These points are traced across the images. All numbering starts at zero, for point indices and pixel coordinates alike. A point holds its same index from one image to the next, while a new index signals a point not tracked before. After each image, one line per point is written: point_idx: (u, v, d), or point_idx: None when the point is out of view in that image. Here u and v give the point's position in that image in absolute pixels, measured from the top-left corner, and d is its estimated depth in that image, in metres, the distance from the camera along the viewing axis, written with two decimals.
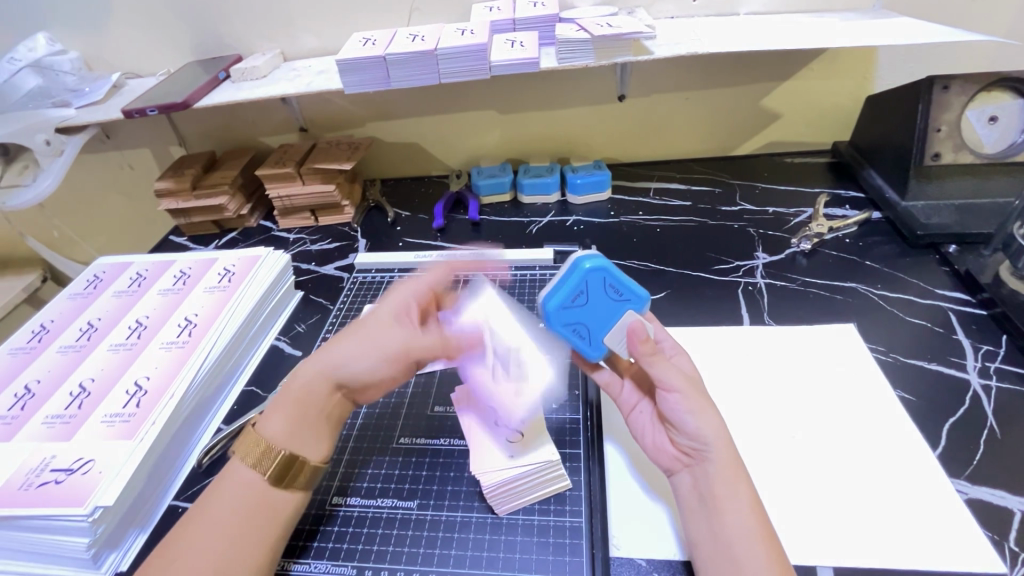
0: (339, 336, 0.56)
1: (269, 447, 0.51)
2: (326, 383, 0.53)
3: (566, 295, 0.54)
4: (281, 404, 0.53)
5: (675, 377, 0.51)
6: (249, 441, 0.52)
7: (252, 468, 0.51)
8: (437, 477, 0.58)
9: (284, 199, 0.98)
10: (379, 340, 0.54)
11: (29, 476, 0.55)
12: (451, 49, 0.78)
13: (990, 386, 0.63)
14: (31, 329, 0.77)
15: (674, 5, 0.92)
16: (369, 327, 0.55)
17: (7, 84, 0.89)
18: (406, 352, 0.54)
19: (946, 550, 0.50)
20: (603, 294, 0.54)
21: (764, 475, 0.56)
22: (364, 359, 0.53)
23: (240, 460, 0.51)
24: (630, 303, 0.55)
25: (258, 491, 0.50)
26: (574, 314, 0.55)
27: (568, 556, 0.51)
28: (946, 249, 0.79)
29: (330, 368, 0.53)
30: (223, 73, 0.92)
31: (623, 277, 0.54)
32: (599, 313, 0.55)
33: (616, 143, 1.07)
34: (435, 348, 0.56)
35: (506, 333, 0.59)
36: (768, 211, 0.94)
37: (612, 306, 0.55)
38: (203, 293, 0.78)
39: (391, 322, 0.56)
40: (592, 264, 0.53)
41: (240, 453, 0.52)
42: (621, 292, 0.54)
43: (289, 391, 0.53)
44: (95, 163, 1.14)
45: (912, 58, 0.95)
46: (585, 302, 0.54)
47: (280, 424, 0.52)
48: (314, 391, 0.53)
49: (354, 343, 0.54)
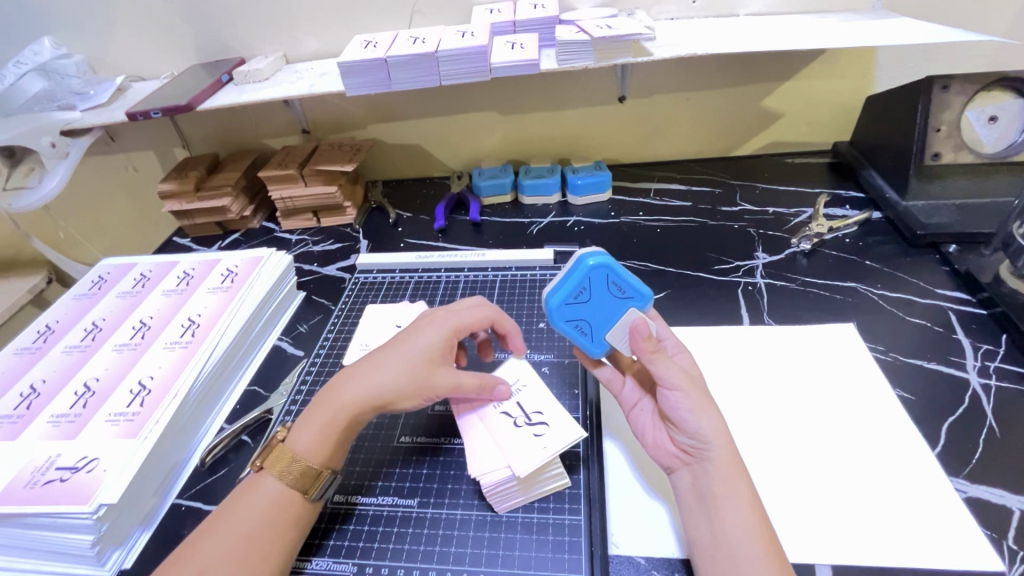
0: (385, 365, 0.56)
1: (295, 459, 0.52)
2: (363, 408, 0.55)
3: (569, 290, 0.55)
4: (318, 419, 0.54)
5: (676, 375, 0.52)
6: (277, 455, 0.53)
7: (278, 480, 0.52)
8: (437, 474, 0.58)
9: (287, 200, 0.98)
10: (415, 371, 0.56)
11: (34, 474, 0.56)
12: (451, 50, 0.78)
13: (990, 385, 0.63)
14: (37, 330, 0.77)
15: (673, 7, 0.92)
16: (408, 358, 0.57)
17: (15, 88, 0.89)
18: (445, 386, 0.56)
19: (944, 548, 0.50)
20: (605, 291, 0.55)
21: (763, 473, 0.57)
22: (402, 391, 0.55)
23: (268, 471, 0.52)
24: (632, 301, 0.56)
25: (281, 500, 0.51)
26: (576, 310, 0.56)
27: (567, 554, 0.51)
28: (947, 249, 0.80)
29: (371, 394, 0.55)
30: (225, 76, 0.93)
31: (625, 275, 0.55)
32: (602, 310, 0.56)
33: (616, 144, 1.08)
34: (476, 388, 0.56)
35: (537, 401, 0.59)
36: (767, 211, 0.94)
37: (614, 302, 0.56)
38: (207, 294, 0.78)
39: (428, 354, 0.57)
40: (594, 261, 0.54)
41: (268, 466, 0.52)
42: (623, 290, 0.55)
43: (324, 409, 0.55)
44: (98, 166, 1.15)
45: (913, 58, 0.95)
46: (587, 299, 0.55)
47: (313, 439, 0.53)
48: (357, 416, 0.55)
49: (392, 371, 0.56)
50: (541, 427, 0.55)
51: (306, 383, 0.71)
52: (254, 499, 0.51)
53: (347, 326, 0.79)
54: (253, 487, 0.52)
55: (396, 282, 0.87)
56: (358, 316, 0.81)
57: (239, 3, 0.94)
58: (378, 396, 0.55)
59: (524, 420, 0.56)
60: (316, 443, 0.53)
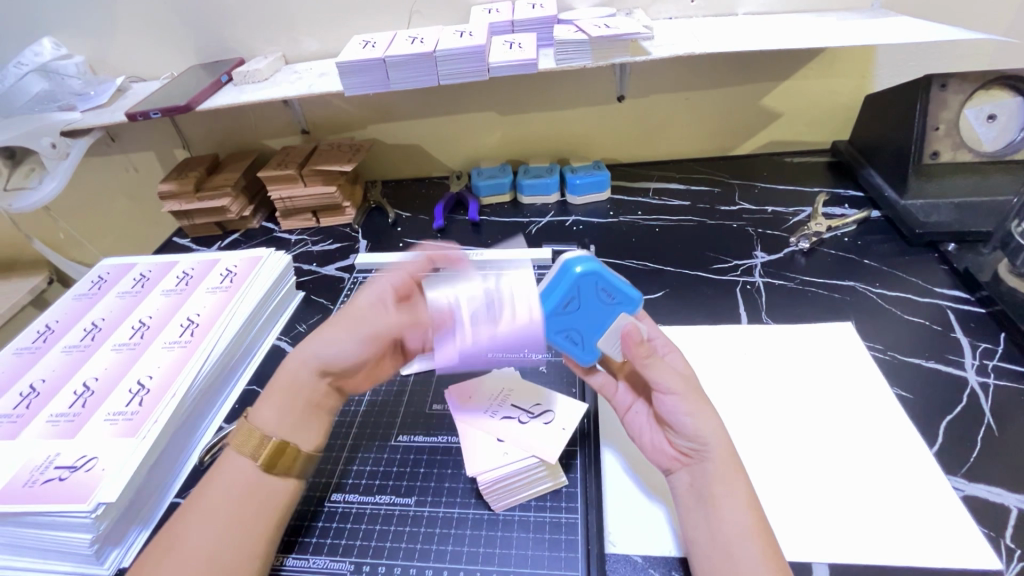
0: (328, 324, 0.57)
1: (258, 434, 0.53)
2: (315, 375, 0.55)
3: (556, 300, 0.53)
4: (274, 394, 0.55)
5: (671, 379, 0.51)
6: (243, 434, 0.53)
7: (247, 457, 0.52)
8: (435, 473, 0.58)
9: (286, 200, 0.99)
10: (356, 326, 0.56)
11: (33, 473, 0.56)
12: (449, 51, 0.78)
13: (988, 383, 0.63)
14: (36, 329, 0.78)
15: (672, 6, 0.92)
16: (352, 317, 0.56)
17: (15, 87, 0.91)
18: (381, 333, 0.56)
19: (942, 546, 0.50)
20: (594, 298, 0.53)
21: (760, 471, 0.57)
22: (347, 350, 0.55)
23: (236, 451, 0.53)
24: (622, 306, 0.54)
25: (252, 478, 0.51)
26: (565, 320, 0.54)
27: (564, 552, 0.51)
28: (945, 247, 0.79)
29: (319, 360, 0.55)
30: (225, 77, 0.93)
31: (614, 280, 0.52)
32: (592, 317, 0.54)
33: (616, 143, 1.08)
34: (405, 325, 0.57)
35: (474, 295, 0.55)
36: (767, 211, 0.94)
37: (603, 309, 0.54)
38: (206, 293, 0.79)
39: (369, 309, 0.57)
40: (581, 269, 0.52)
41: (236, 445, 0.53)
42: (613, 295, 0.53)
43: (280, 382, 0.55)
44: (98, 166, 1.15)
45: (912, 57, 0.95)
46: (576, 308, 0.53)
47: (272, 412, 0.54)
48: (301, 377, 0.55)
49: (337, 333, 0.56)
50: (510, 301, 0.53)
51: None
52: (248, 492, 0.51)
53: None
54: (221, 467, 0.52)
55: None
56: None
57: (239, 4, 0.94)
58: (326, 362, 0.55)
59: (494, 315, 0.54)
60: (275, 416, 0.54)
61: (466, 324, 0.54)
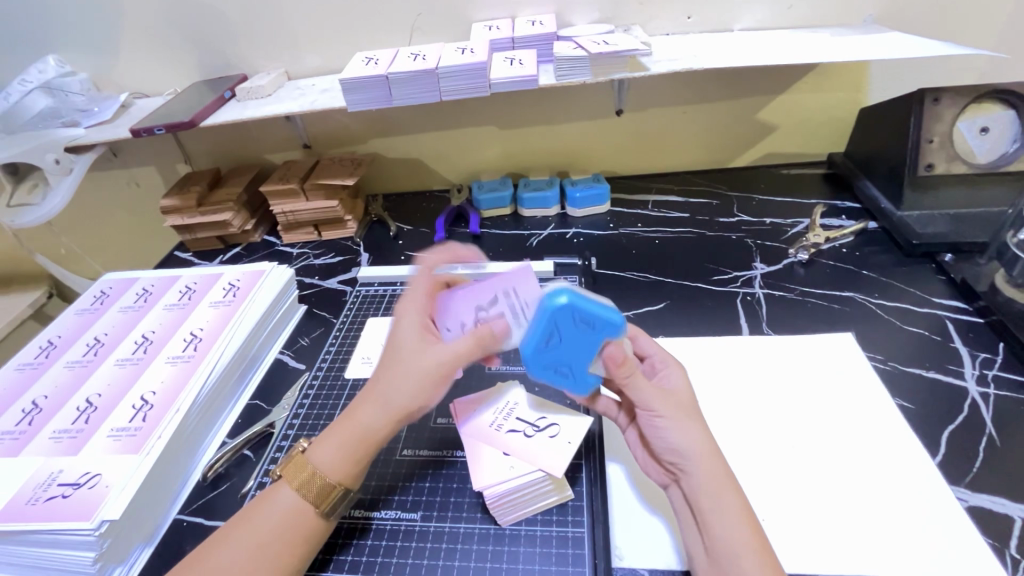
0: (393, 379, 0.54)
1: (311, 473, 0.52)
2: (385, 421, 0.54)
3: (537, 338, 0.53)
4: (336, 435, 0.54)
5: (653, 396, 0.52)
6: (296, 465, 0.53)
7: (295, 492, 0.52)
8: (439, 488, 0.58)
9: (288, 215, 0.99)
10: (416, 362, 0.54)
11: (36, 490, 0.56)
12: (451, 68, 0.79)
13: (989, 394, 0.63)
14: (38, 344, 0.78)
15: (668, 22, 0.94)
16: (408, 359, 0.54)
17: (19, 105, 0.91)
18: (449, 360, 0.54)
19: (943, 557, 0.50)
20: (575, 329, 0.52)
21: (765, 486, 0.57)
22: (419, 389, 0.53)
23: (287, 483, 0.52)
24: (606, 331, 0.52)
25: (296, 512, 0.51)
26: (550, 355, 0.54)
27: (571, 566, 0.51)
28: (943, 258, 0.80)
29: (390, 406, 0.54)
30: (228, 93, 0.94)
31: (593, 309, 0.51)
32: (576, 349, 0.54)
33: (615, 157, 1.09)
34: (472, 349, 0.55)
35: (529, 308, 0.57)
36: (765, 222, 0.95)
37: (587, 338, 0.53)
38: (208, 308, 0.79)
39: (417, 343, 0.55)
40: (558, 303, 0.51)
41: (286, 476, 0.52)
42: (593, 323, 0.52)
43: (346, 426, 0.54)
44: (101, 181, 1.15)
45: (905, 71, 0.97)
46: (559, 342, 0.53)
47: (332, 453, 0.53)
48: (372, 428, 0.54)
49: (402, 376, 0.54)
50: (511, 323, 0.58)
51: (308, 398, 0.71)
52: (275, 509, 0.51)
53: (349, 339, 0.80)
54: (267, 496, 0.52)
55: (396, 295, 0.87)
56: (361, 329, 0.81)
57: (242, 19, 0.95)
58: (399, 405, 0.53)
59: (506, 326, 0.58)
60: (337, 458, 0.53)
61: (494, 296, 0.58)
